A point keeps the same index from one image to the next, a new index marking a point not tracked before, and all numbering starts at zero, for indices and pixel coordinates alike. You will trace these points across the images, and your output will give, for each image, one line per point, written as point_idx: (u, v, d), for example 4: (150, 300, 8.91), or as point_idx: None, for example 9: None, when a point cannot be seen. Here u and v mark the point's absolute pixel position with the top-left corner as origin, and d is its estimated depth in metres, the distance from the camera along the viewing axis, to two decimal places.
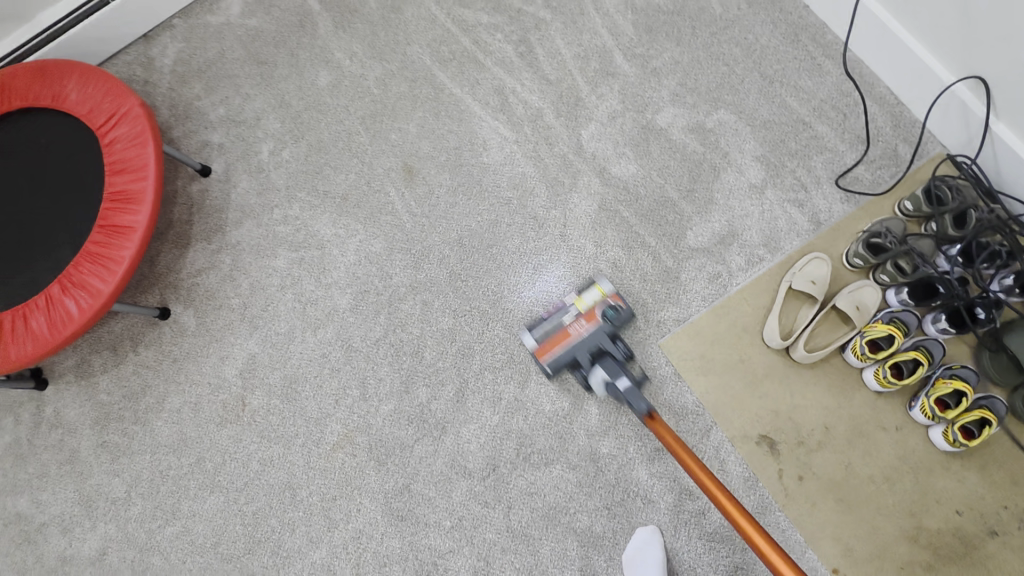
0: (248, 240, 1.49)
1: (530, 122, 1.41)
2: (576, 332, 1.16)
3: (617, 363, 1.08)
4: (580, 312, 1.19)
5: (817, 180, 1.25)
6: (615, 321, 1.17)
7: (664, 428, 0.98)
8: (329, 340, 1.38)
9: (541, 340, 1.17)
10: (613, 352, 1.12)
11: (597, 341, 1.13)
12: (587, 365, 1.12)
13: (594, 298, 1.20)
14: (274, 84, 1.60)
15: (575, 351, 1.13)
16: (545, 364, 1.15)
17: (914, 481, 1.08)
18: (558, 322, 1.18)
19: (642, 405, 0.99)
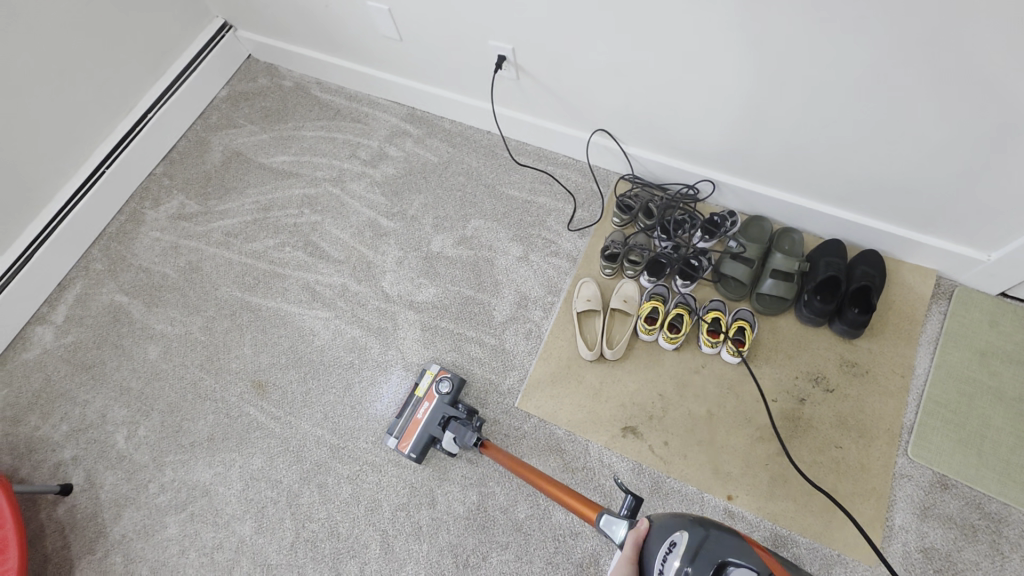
0: (135, 527, 1.51)
1: (340, 298, 1.69)
2: (422, 417, 1.41)
3: (460, 422, 1.32)
4: (422, 397, 1.43)
5: (556, 232, 1.65)
6: (449, 392, 1.40)
7: (496, 449, 1.23)
8: (248, 571, 1.40)
9: (400, 436, 1.42)
10: (455, 415, 1.36)
11: (443, 412, 1.38)
12: (441, 434, 1.37)
13: (427, 381, 1.44)
14: (110, 378, 1.72)
15: (428, 431, 1.39)
16: (411, 453, 1.39)
17: (735, 396, 1.36)
18: (409, 416, 1.43)
19: (473, 442, 1.25)
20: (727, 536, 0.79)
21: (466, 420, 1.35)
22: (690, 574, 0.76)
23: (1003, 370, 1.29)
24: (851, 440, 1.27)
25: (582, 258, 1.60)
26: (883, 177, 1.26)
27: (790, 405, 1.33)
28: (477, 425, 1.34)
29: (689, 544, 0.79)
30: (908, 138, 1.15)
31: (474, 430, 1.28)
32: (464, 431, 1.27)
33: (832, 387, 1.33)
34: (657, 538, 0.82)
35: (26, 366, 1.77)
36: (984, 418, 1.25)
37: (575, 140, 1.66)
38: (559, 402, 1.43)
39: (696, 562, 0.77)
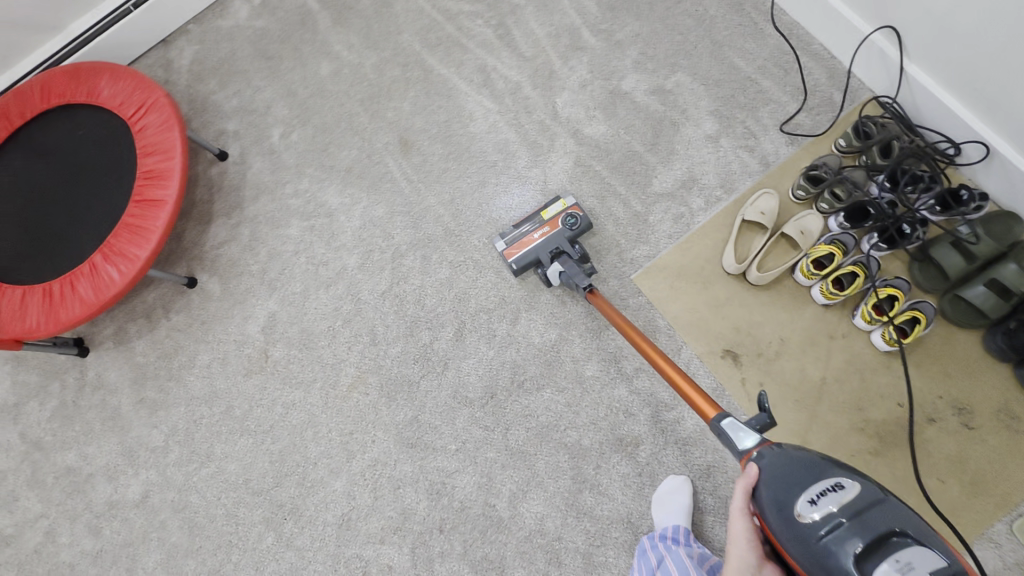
0: (264, 213, 1.66)
1: (510, 95, 1.59)
2: (537, 238, 1.36)
3: (571, 259, 1.30)
4: (545, 221, 1.38)
5: (764, 128, 1.42)
6: (573, 228, 1.36)
7: (602, 300, 1.20)
8: (340, 295, 1.54)
9: (510, 244, 1.38)
10: (569, 253, 1.33)
11: (558, 244, 1.35)
12: (547, 262, 1.34)
13: (557, 209, 1.39)
14: (281, 76, 1.78)
15: (538, 252, 1.35)
16: (513, 263, 1.35)
17: (859, 380, 1.23)
18: (524, 230, 1.39)
19: (582, 284, 1.22)
20: (900, 505, 0.70)
21: (578, 262, 1.31)
22: (845, 524, 0.68)
23: None
24: (958, 481, 1.15)
25: (777, 168, 1.39)
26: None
27: (914, 417, 1.19)
28: (587, 270, 1.30)
29: (850, 492, 0.70)
30: None
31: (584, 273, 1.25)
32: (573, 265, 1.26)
33: (971, 424, 1.17)
34: (805, 472, 0.74)
35: (217, 31, 1.86)
36: None
37: (849, 31, 1.35)
38: (675, 295, 1.35)
39: (856, 516, 0.68)
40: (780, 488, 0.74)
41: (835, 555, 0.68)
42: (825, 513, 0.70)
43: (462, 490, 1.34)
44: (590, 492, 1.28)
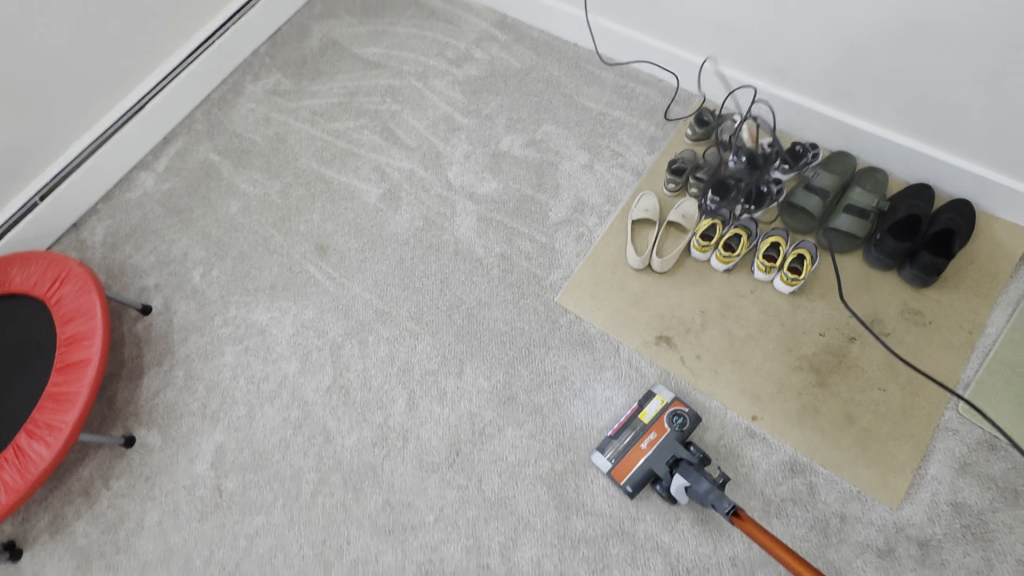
0: (197, 350, 1.66)
1: (406, 181, 1.75)
2: (645, 450, 1.21)
3: (694, 468, 1.09)
4: (648, 425, 1.24)
5: (627, 146, 1.63)
6: (683, 428, 1.21)
7: (754, 526, 0.96)
8: (285, 404, 1.52)
9: (616, 461, 1.23)
10: (688, 459, 1.15)
11: (674, 451, 1.17)
12: (668, 475, 1.15)
13: (657, 407, 1.25)
14: (194, 224, 1.89)
15: (653, 467, 1.18)
16: (626, 484, 1.20)
17: (780, 324, 1.32)
18: (627, 440, 1.24)
19: (725, 508, 0.96)
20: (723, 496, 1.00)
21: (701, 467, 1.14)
22: None
23: None
24: (898, 384, 1.21)
25: (647, 173, 1.58)
26: (997, 115, 1.17)
27: (838, 341, 1.28)
28: (717, 479, 1.06)
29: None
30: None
31: (718, 489, 1.01)
32: (697, 476, 1.04)
33: (887, 331, 1.27)
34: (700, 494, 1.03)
35: (127, 203, 1.97)
36: None
37: (661, 56, 1.63)
38: (598, 303, 1.44)
39: None
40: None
41: None
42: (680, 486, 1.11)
43: (452, 560, 1.26)
44: (578, 515, 1.24)
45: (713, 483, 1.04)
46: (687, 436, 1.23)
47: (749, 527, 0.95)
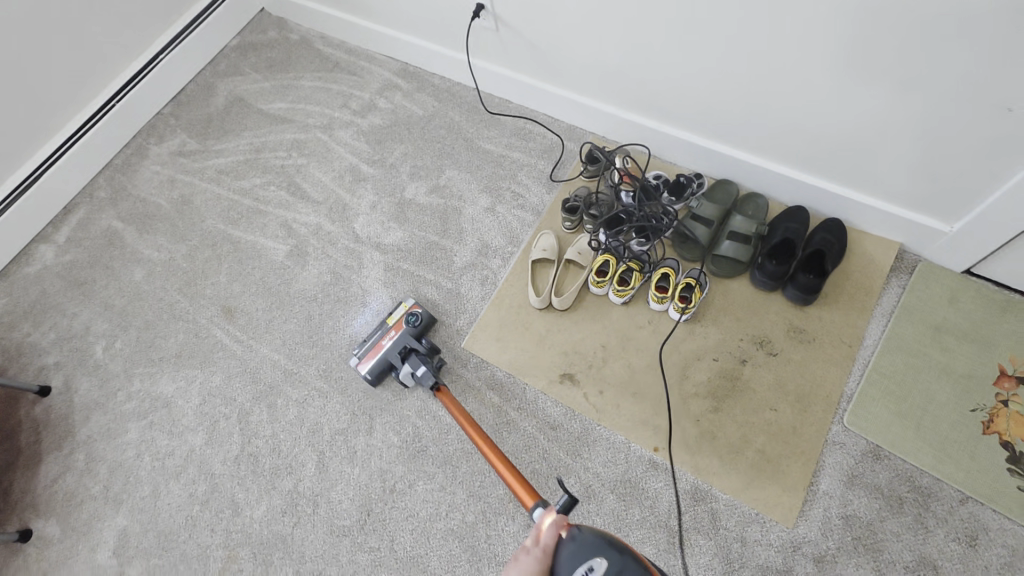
0: (98, 429, 1.58)
1: (313, 236, 1.74)
2: (386, 342, 1.42)
3: (417, 355, 1.33)
4: (391, 326, 1.45)
5: (527, 187, 1.66)
6: (416, 325, 1.42)
7: (448, 397, 1.26)
8: (192, 478, 1.46)
9: (362, 356, 1.44)
10: (415, 348, 1.36)
11: (404, 343, 1.38)
12: (398, 363, 1.35)
13: (398, 313, 1.46)
14: (97, 295, 1.82)
15: (387, 356, 1.39)
16: (367, 374, 1.41)
17: (678, 352, 1.35)
18: (373, 341, 1.44)
19: (429, 383, 1.27)
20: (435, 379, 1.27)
21: (426, 355, 1.35)
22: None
23: (957, 345, 1.24)
24: (788, 404, 1.25)
25: (547, 211, 1.61)
26: (857, 147, 1.22)
27: (732, 365, 1.31)
28: (436, 364, 1.35)
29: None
30: (885, 118, 1.14)
31: (431, 371, 1.29)
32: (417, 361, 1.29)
33: (776, 351, 1.31)
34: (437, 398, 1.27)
35: (25, 278, 1.89)
36: (929, 392, 1.21)
37: (553, 98, 1.68)
38: (504, 345, 1.44)
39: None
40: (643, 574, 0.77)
41: None
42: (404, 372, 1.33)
43: None
44: (491, 568, 1.24)
45: (432, 368, 1.32)
46: (427, 330, 1.45)
47: (443, 398, 1.25)
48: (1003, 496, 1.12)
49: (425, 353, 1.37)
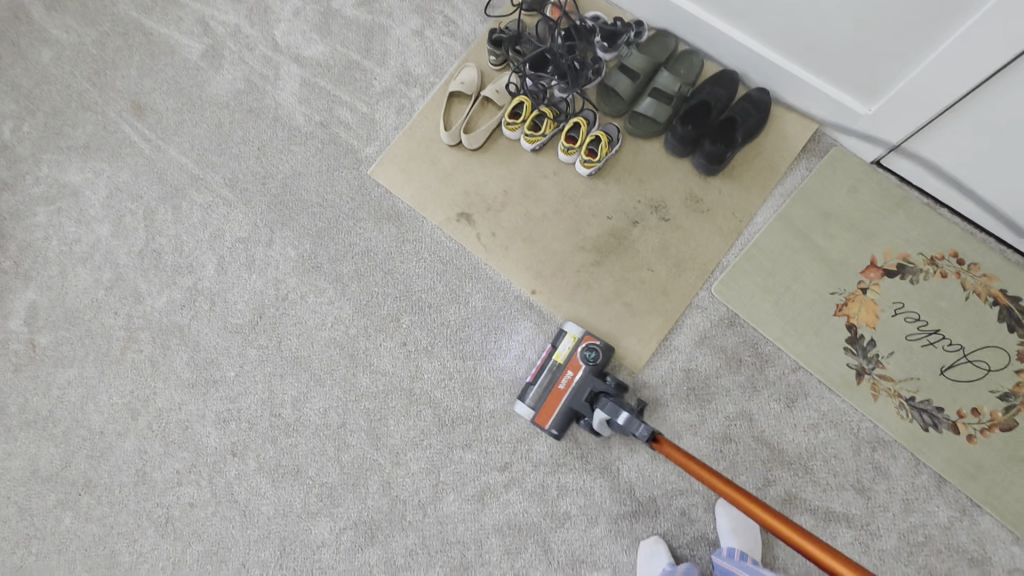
0: (6, 209, 1.59)
1: (231, 38, 1.61)
2: (565, 386, 1.20)
3: (612, 400, 1.10)
4: (563, 364, 1.21)
5: (460, 13, 1.52)
6: (597, 362, 1.19)
7: (670, 446, 1.04)
8: (98, 265, 1.51)
9: (537, 406, 1.21)
10: (606, 391, 1.15)
11: (592, 387, 1.17)
12: (589, 412, 1.15)
13: (569, 345, 1.22)
14: (3, 73, 1.71)
15: (573, 404, 1.17)
16: (550, 428, 1.19)
17: (574, 206, 1.35)
18: (546, 382, 1.22)
19: (642, 433, 1.02)
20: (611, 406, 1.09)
21: (616, 396, 1.15)
22: None
23: (839, 233, 1.24)
24: (664, 267, 1.29)
25: (476, 44, 1.49)
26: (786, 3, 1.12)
27: (622, 224, 1.32)
28: (631, 405, 1.14)
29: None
30: None
31: (637, 417, 1.05)
32: (616, 408, 1.07)
33: (667, 217, 1.31)
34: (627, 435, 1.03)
35: None
36: (796, 271, 1.24)
37: None
38: (409, 178, 1.43)
39: None
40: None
41: None
42: (598, 418, 1.12)
43: (249, 410, 1.36)
44: (364, 373, 1.34)
45: (631, 410, 1.08)
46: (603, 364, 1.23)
47: (666, 449, 1.04)
48: (832, 370, 1.19)
49: (614, 394, 1.17)
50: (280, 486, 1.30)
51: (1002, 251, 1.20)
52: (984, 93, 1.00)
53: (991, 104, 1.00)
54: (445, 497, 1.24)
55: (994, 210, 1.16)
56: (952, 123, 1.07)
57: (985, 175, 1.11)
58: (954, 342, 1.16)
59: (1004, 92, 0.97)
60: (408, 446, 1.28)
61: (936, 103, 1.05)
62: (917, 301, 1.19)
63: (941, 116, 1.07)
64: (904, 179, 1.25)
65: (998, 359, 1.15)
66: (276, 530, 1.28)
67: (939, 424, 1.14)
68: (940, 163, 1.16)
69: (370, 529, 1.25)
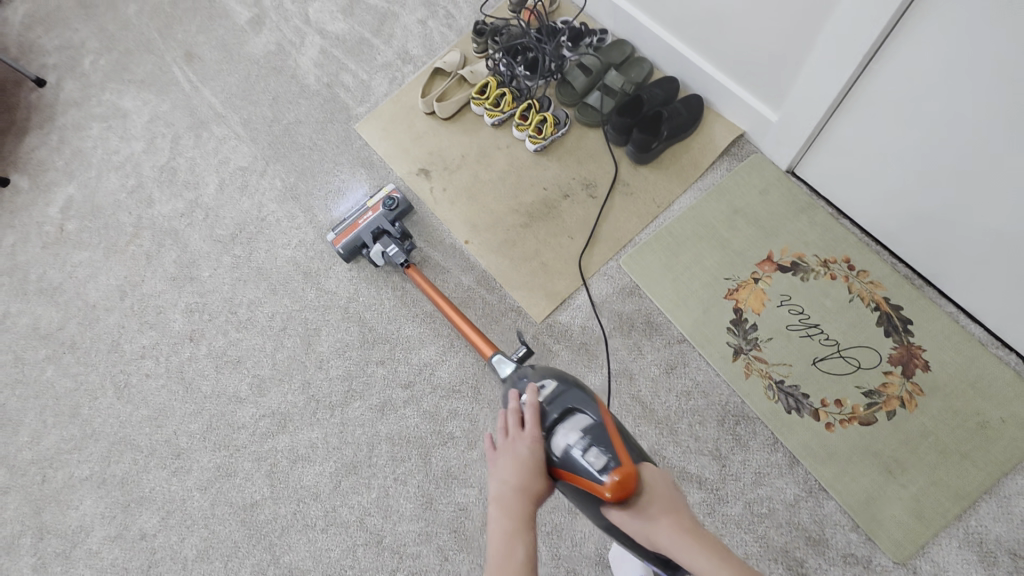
0: (72, 121, 1.92)
1: (274, 11, 1.93)
2: (363, 220, 1.42)
3: (394, 239, 1.40)
4: (369, 207, 1.44)
5: (460, 9, 1.77)
6: (392, 208, 1.43)
7: (418, 272, 1.39)
8: (127, 174, 1.80)
9: (338, 232, 1.43)
10: (389, 231, 1.41)
11: (379, 224, 1.41)
12: (371, 243, 1.40)
13: (378, 195, 1.45)
14: (96, 18, 2.07)
15: (361, 234, 1.40)
16: (340, 248, 1.40)
17: (517, 175, 1.53)
18: (351, 219, 1.44)
19: (399, 260, 1.37)
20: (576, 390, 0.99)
21: (397, 238, 1.42)
22: (551, 411, 0.97)
23: (743, 227, 1.37)
24: (582, 236, 1.44)
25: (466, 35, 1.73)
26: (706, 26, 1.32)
27: (555, 195, 1.49)
28: (408, 246, 1.43)
29: (553, 392, 0.99)
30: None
31: (402, 252, 1.39)
32: (392, 244, 1.39)
33: (595, 195, 1.47)
34: (558, 408, 0.97)
35: None
36: (698, 255, 1.37)
37: None
38: (386, 136, 1.66)
39: (555, 401, 0.98)
40: (558, 403, 0.97)
41: (559, 448, 0.92)
42: (376, 249, 1.40)
43: (213, 305, 1.58)
44: (311, 288, 1.54)
45: (402, 248, 1.41)
46: (402, 217, 1.48)
47: (414, 273, 1.39)
48: (712, 346, 1.29)
49: (396, 236, 1.43)
50: (221, 371, 1.50)
51: (893, 264, 1.29)
52: (846, 107, 1.16)
53: (852, 121, 1.17)
54: (352, 403, 1.40)
55: (885, 213, 1.24)
56: (840, 123, 1.19)
57: (873, 176, 1.21)
58: (830, 338, 1.25)
59: (859, 111, 1.14)
60: (332, 355, 1.45)
61: (818, 103, 1.18)
62: (804, 296, 1.29)
63: (818, 129, 1.24)
64: (813, 190, 1.37)
65: (869, 359, 1.22)
66: (208, 408, 1.47)
67: (802, 408, 1.21)
68: (838, 165, 1.27)
69: (284, 419, 1.42)
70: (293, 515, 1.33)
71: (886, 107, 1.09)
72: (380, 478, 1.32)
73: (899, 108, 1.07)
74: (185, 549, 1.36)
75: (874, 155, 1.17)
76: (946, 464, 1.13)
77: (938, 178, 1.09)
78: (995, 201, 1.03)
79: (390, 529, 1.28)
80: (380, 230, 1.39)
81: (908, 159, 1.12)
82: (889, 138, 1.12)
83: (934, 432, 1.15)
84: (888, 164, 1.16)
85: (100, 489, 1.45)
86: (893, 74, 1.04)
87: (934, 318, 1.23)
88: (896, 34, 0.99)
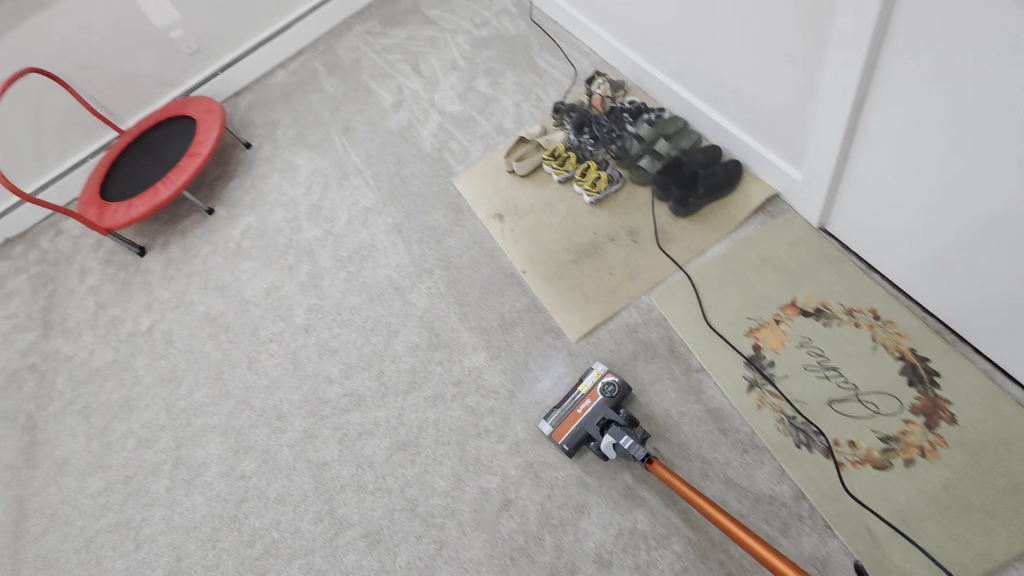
0: (261, 172, 2.62)
1: (410, 97, 2.51)
2: (582, 411, 1.40)
3: (623, 429, 1.29)
4: (586, 393, 1.43)
5: (550, 96, 2.18)
6: (613, 396, 1.39)
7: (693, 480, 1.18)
8: (289, 209, 2.40)
9: (558, 424, 1.41)
10: (616, 421, 1.33)
11: (605, 414, 1.36)
12: (598, 435, 1.33)
13: (592, 379, 1.43)
14: (292, 102, 2.84)
15: (586, 428, 1.37)
16: (564, 443, 1.38)
17: (572, 221, 1.81)
18: (568, 408, 1.42)
19: (641, 455, 1.22)
20: None
21: (628, 428, 1.31)
22: None
23: (770, 274, 1.48)
24: (621, 274, 1.64)
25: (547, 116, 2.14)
26: (742, 105, 1.55)
27: (601, 239, 1.73)
28: (640, 437, 1.30)
29: None
30: (747, 82, 1.47)
31: (639, 443, 1.25)
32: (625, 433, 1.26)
33: (636, 240, 1.68)
34: None
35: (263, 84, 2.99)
36: (723, 295, 1.49)
37: (591, 33, 2.16)
38: (474, 187, 2.05)
39: None
40: None
41: None
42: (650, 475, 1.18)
43: (326, 307, 2.01)
44: (400, 300, 1.90)
45: (638, 439, 1.27)
46: (620, 403, 1.40)
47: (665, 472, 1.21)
48: (728, 377, 1.38)
49: (624, 423, 1.34)
50: (323, 357, 1.89)
51: (921, 317, 1.31)
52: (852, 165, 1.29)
53: (859, 178, 1.29)
54: (412, 392, 1.69)
55: (919, 241, 1.23)
56: (859, 151, 1.25)
57: (900, 193, 1.21)
58: (849, 381, 1.28)
59: (862, 169, 1.27)
60: (404, 352, 1.77)
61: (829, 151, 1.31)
62: (824, 340, 1.35)
63: (834, 185, 1.37)
64: (845, 246, 1.46)
65: (888, 405, 1.24)
66: (308, 383, 1.85)
67: (813, 444, 1.24)
68: (866, 188, 1.29)
69: (360, 399, 1.74)
70: (352, 477, 1.61)
71: (883, 163, 1.21)
72: (423, 457, 1.56)
73: (900, 132, 1.13)
74: (269, 491, 1.69)
75: (880, 207, 1.28)
76: (967, 519, 1.10)
77: (960, 194, 1.09)
78: (1005, 219, 1.03)
79: (423, 500, 1.50)
80: (606, 421, 1.33)
81: (911, 204, 1.20)
82: (891, 191, 1.23)
83: (957, 486, 1.13)
84: (895, 215, 1.26)
85: (222, 436, 1.87)
86: (882, 130, 1.17)
87: (965, 373, 1.22)
88: (879, 72, 1.11)
